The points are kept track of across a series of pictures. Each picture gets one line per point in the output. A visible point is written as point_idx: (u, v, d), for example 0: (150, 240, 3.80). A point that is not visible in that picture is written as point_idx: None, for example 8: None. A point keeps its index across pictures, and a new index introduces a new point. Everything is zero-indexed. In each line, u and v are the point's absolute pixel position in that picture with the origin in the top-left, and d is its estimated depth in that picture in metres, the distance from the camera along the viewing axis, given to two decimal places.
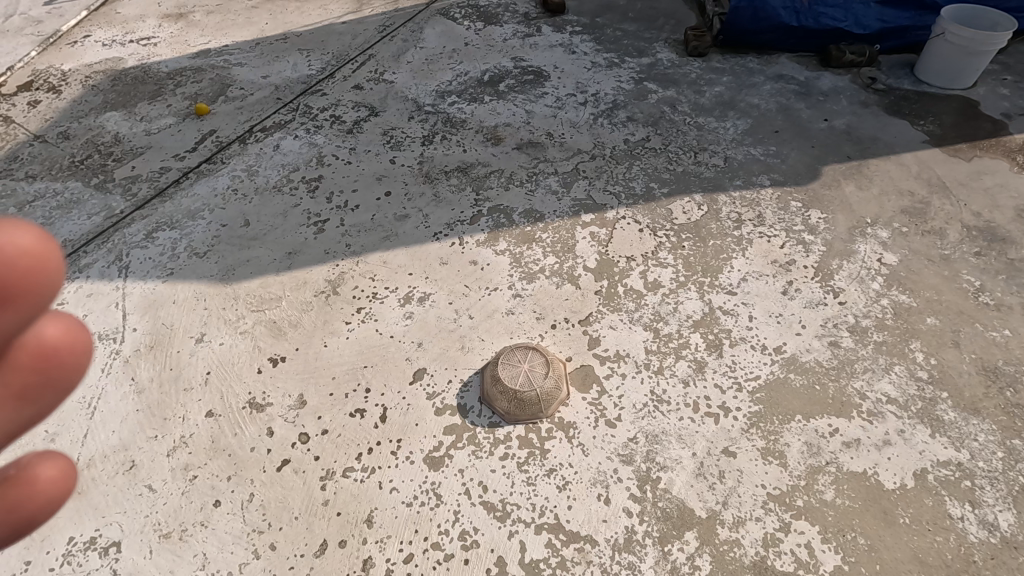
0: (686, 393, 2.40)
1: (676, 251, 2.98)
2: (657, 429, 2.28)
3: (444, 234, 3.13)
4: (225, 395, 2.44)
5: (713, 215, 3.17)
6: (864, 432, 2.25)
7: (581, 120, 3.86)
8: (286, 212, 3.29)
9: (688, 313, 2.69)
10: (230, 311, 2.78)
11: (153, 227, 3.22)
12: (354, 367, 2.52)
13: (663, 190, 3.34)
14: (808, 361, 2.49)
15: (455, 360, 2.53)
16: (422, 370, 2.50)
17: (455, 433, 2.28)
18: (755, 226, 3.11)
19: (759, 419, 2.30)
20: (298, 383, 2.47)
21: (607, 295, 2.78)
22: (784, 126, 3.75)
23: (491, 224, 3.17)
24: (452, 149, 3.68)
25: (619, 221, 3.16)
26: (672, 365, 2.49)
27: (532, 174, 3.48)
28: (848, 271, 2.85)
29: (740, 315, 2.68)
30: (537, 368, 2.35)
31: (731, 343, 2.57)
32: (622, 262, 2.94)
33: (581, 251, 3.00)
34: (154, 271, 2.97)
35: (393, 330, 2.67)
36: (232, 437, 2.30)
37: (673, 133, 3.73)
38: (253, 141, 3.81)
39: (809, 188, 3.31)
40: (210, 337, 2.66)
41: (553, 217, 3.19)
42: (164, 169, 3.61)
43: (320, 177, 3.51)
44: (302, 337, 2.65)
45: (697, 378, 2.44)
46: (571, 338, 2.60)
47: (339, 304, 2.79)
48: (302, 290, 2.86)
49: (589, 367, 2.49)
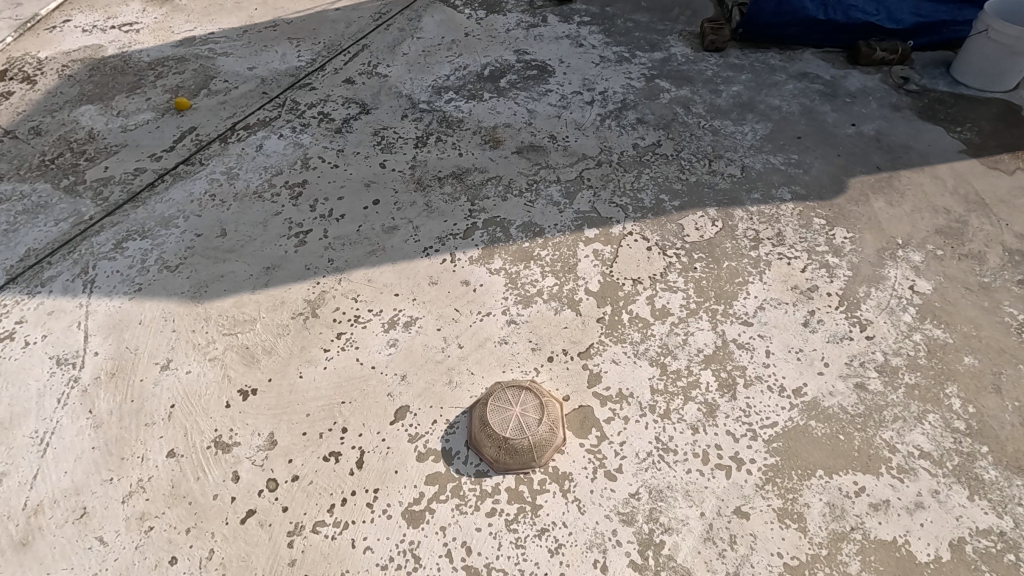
0: (695, 441, 2.17)
1: (687, 273, 2.73)
2: (661, 483, 2.05)
3: (434, 249, 2.88)
4: (189, 433, 2.23)
5: (729, 233, 2.91)
6: (894, 492, 2.01)
7: (587, 122, 3.58)
8: (265, 221, 3.06)
9: (698, 347, 2.45)
10: (200, 334, 2.56)
11: (123, 236, 2.99)
12: (331, 403, 2.30)
13: (674, 203, 3.07)
14: (831, 406, 2.24)
15: (441, 398, 2.31)
16: (404, 408, 2.28)
17: (438, 484, 2.07)
18: (774, 246, 2.84)
19: (776, 473, 2.07)
20: (269, 421, 2.25)
21: (610, 324, 2.54)
22: (807, 132, 3.45)
23: (486, 239, 2.92)
24: (447, 152, 3.41)
25: (625, 237, 2.90)
26: (680, 408, 2.26)
27: (532, 182, 3.21)
28: (876, 300, 2.59)
29: (756, 349, 2.43)
30: (529, 413, 2.13)
31: (746, 383, 2.33)
32: (628, 285, 2.69)
33: (583, 272, 2.75)
34: (121, 286, 2.75)
35: (375, 360, 2.44)
36: (194, 482, 2.09)
37: (686, 138, 3.44)
38: (234, 139, 3.55)
39: (833, 203, 3.04)
40: (177, 364, 2.45)
41: (554, 232, 2.94)
42: (138, 171, 3.37)
43: (304, 181, 3.26)
44: (276, 366, 2.43)
45: (708, 424, 2.21)
46: (569, 374, 2.37)
47: (318, 329, 2.56)
48: (278, 312, 2.64)
49: (588, 408, 2.26)
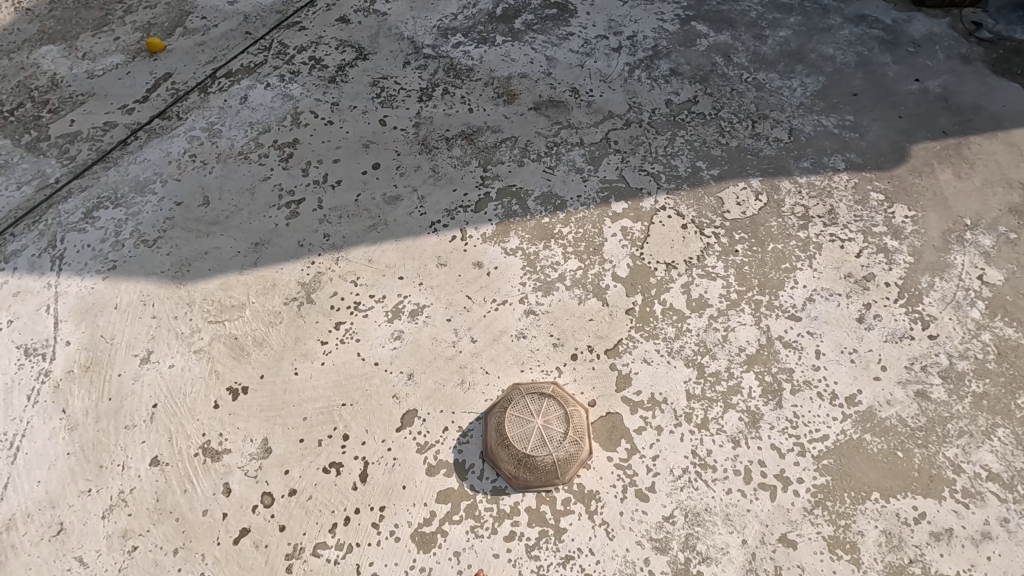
0: (736, 455, 1.95)
1: (727, 257, 2.43)
2: (698, 505, 1.85)
3: (442, 225, 2.57)
4: (174, 437, 2.01)
5: (774, 209, 2.57)
6: (959, 520, 1.81)
7: (613, 72, 3.14)
8: (252, 187, 2.72)
9: (740, 345, 2.19)
10: (183, 321, 2.30)
11: (93, 203, 2.67)
12: (330, 406, 2.07)
13: (712, 172, 2.72)
14: (889, 418, 2.01)
15: (452, 401, 2.07)
16: (412, 412, 2.05)
17: (451, 502, 1.87)
18: (826, 225, 2.52)
19: (826, 496, 1.87)
20: (263, 425, 2.03)
21: (640, 315, 2.26)
22: (864, 88, 3.03)
23: (500, 212, 2.60)
24: (455, 107, 3.02)
25: (657, 213, 2.58)
26: (719, 417, 2.02)
27: (552, 145, 2.84)
28: (941, 291, 2.31)
29: (804, 349, 2.17)
30: (553, 426, 1.90)
31: (793, 389, 2.08)
32: (660, 270, 2.39)
33: (611, 254, 2.45)
34: (93, 264, 2.46)
35: (378, 355, 2.19)
36: (181, 495, 1.89)
37: (726, 94, 3.03)
38: (215, 89, 3.14)
39: (893, 174, 2.68)
40: (158, 357, 2.20)
41: (576, 206, 2.61)
42: (108, 125, 2.99)
43: (295, 140, 2.89)
44: (269, 360, 2.19)
45: (750, 436, 1.98)
46: (595, 375, 2.12)
47: (314, 318, 2.30)
48: (269, 297, 2.36)
49: (617, 415, 2.03)
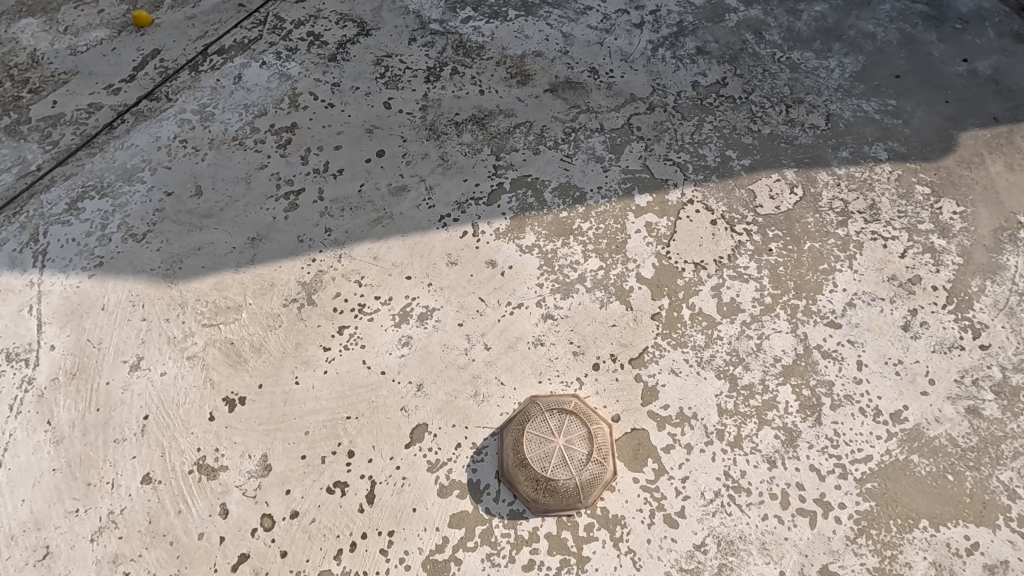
0: (772, 477, 1.80)
1: (760, 257, 2.25)
2: (732, 533, 1.72)
3: (452, 219, 2.39)
4: (167, 453, 1.87)
5: (811, 204, 2.38)
6: (1014, 551, 1.68)
7: (635, 50, 2.91)
8: (248, 177, 2.53)
9: (774, 355, 2.03)
10: (175, 324, 2.14)
11: (78, 193, 2.49)
12: (334, 419, 1.93)
13: (743, 161, 2.52)
14: (937, 438, 1.86)
15: (465, 415, 1.93)
16: (422, 427, 1.91)
17: (465, 526, 1.74)
18: (867, 221, 2.33)
19: (870, 523, 1.73)
20: (262, 440, 1.89)
21: (667, 321, 2.10)
22: (907, 68, 2.79)
23: (515, 206, 2.42)
24: (465, 89, 2.80)
25: (684, 208, 2.39)
26: (752, 435, 1.88)
27: (570, 131, 2.64)
28: (993, 296, 2.13)
29: (845, 360, 2.01)
30: (575, 447, 1.75)
31: (833, 404, 1.93)
32: (688, 271, 2.22)
33: (634, 252, 2.27)
34: (78, 260, 2.30)
35: (385, 364, 2.04)
36: (175, 517, 1.77)
37: (758, 75, 2.80)
38: (206, 67, 2.92)
39: (940, 165, 2.47)
40: (149, 363, 2.05)
41: (597, 199, 2.43)
42: (92, 107, 2.78)
43: (294, 125, 2.69)
44: (267, 368, 2.04)
45: (787, 456, 1.84)
46: (619, 387, 1.97)
47: (316, 321, 2.14)
48: (267, 297, 2.20)
49: (644, 432, 1.88)
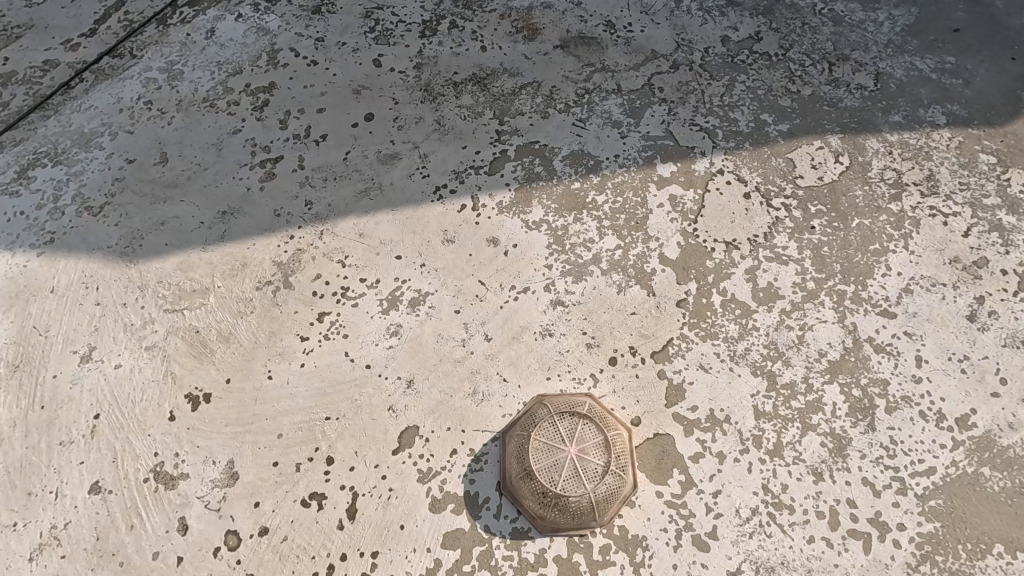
0: (818, 492, 1.55)
1: (801, 236, 1.97)
2: (772, 558, 1.47)
3: (449, 192, 2.10)
4: (120, 458, 1.63)
5: (859, 175, 2.08)
6: None
7: (656, 1, 2.58)
8: (219, 142, 2.25)
9: (819, 349, 1.76)
10: (132, 309, 1.88)
11: (28, 160, 2.21)
12: (311, 421, 1.68)
13: (780, 127, 2.21)
14: (1012, 447, 1.59)
15: (462, 417, 1.68)
16: (412, 430, 1.66)
17: (461, 547, 1.50)
18: (924, 195, 2.03)
19: (935, 548, 1.48)
20: (228, 444, 1.65)
21: (694, 309, 1.84)
22: (968, 20, 2.45)
23: (520, 176, 2.13)
24: (464, 45, 2.48)
25: (713, 179, 2.10)
26: (795, 442, 1.62)
27: (583, 91, 2.33)
28: None
29: (902, 355, 1.73)
30: (589, 458, 1.49)
31: (888, 406, 1.66)
32: (718, 251, 1.95)
33: (657, 230, 1.99)
34: (26, 236, 2.03)
35: (370, 356, 1.78)
36: (126, 533, 1.53)
37: (797, 29, 2.47)
38: (176, 20, 2.61)
39: (1007, 131, 2.16)
40: (102, 354, 1.80)
41: (613, 169, 2.13)
42: (48, 65, 2.48)
43: (272, 84, 2.39)
44: (237, 361, 1.78)
45: (836, 467, 1.58)
46: (639, 385, 1.71)
47: (292, 307, 1.88)
48: (238, 279, 1.93)
49: (668, 437, 1.63)
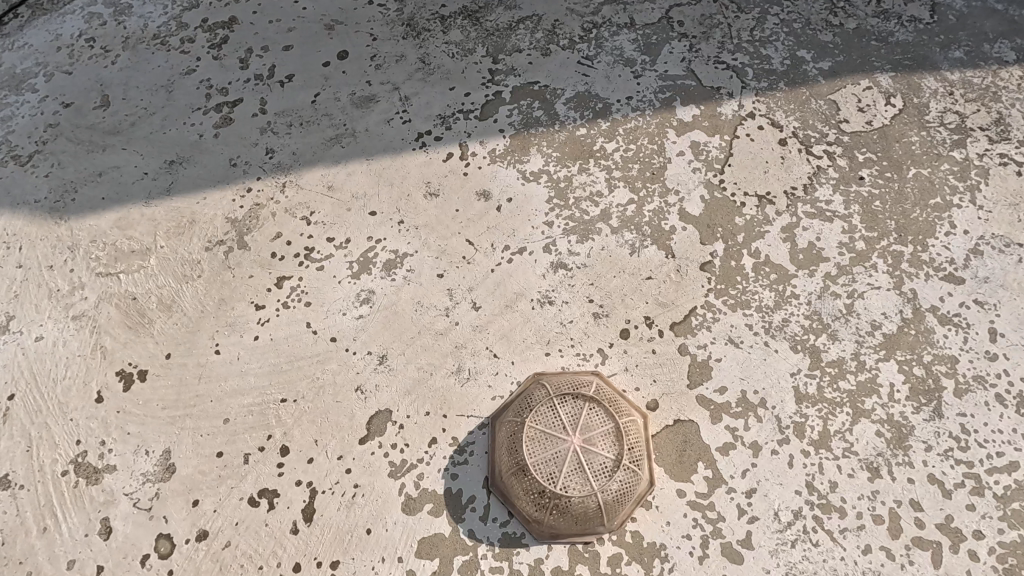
0: (875, 492, 1.27)
1: (847, 188, 1.67)
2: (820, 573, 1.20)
3: (433, 138, 1.80)
4: (35, 446, 1.37)
5: (914, 119, 1.77)
6: None
7: None
8: (169, 83, 1.95)
9: (872, 320, 1.47)
10: (60, 272, 1.60)
11: None
12: (264, 403, 1.41)
13: (821, 65, 1.89)
14: None
15: (444, 399, 1.40)
16: (383, 415, 1.39)
17: (440, 557, 1.23)
18: (993, 141, 1.72)
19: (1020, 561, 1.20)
20: (164, 430, 1.38)
21: (721, 274, 1.55)
22: None
23: (516, 121, 1.82)
24: None
25: (742, 124, 1.79)
26: (845, 431, 1.34)
27: (590, 26, 2.01)
28: None
29: (972, 327, 1.44)
30: (597, 452, 1.21)
31: (957, 388, 1.38)
32: (749, 206, 1.65)
33: (677, 182, 1.70)
34: None
35: (336, 328, 1.50)
36: (38, 536, 1.27)
37: None
38: None
39: None
40: (22, 325, 1.52)
41: (625, 112, 1.83)
42: None
43: (232, 19, 2.08)
44: (179, 332, 1.51)
45: (896, 462, 1.30)
46: (656, 363, 1.44)
47: (247, 270, 1.59)
48: (184, 238, 1.65)
49: (691, 425, 1.36)
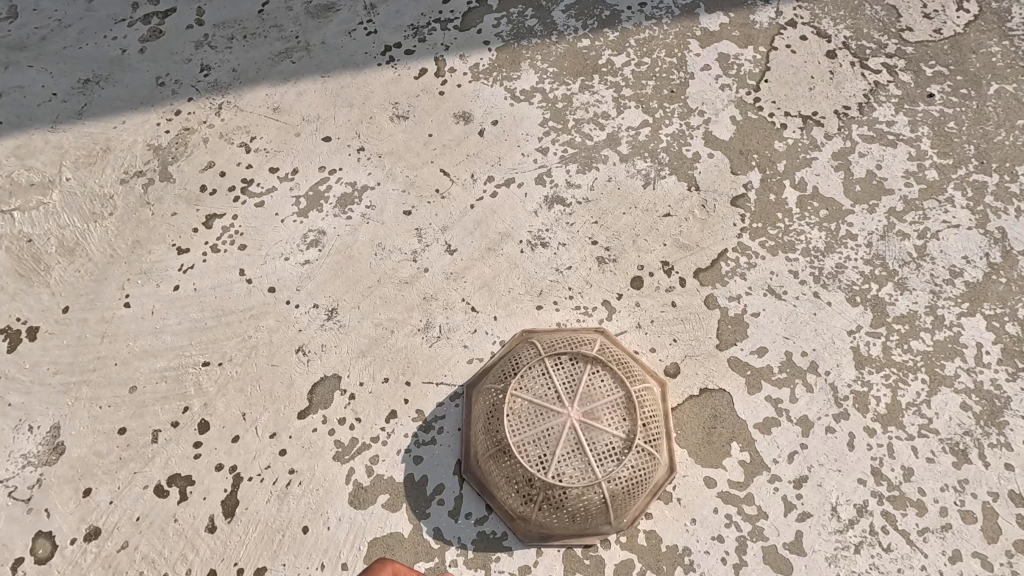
0: (963, 482, 0.98)
1: (913, 108, 1.34)
2: None
3: (403, 51, 1.47)
4: None
5: (995, 25, 1.43)
6: None
7: None
8: None
9: (949, 266, 1.16)
10: None
11: None
12: (181, 368, 1.12)
13: None
14: None
15: (408, 363, 1.11)
16: (330, 384, 1.09)
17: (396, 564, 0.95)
18: None
19: None
20: (55, 401, 1.09)
21: (757, 210, 1.24)
22: None
23: (505, 31, 1.49)
24: None
25: (781, 33, 1.46)
26: (921, 403, 1.04)
27: None
28: None
29: None
30: (602, 428, 0.91)
31: None
32: (791, 130, 1.33)
33: (701, 101, 1.37)
34: None
35: (276, 276, 1.20)
36: None
37: None
38: None
39: None
40: None
41: (638, 21, 1.49)
42: None
43: None
44: (81, 282, 1.21)
45: (989, 443, 1.00)
46: (676, 319, 1.13)
47: (169, 206, 1.29)
48: (95, 169, 1.34)
49: (721, 395, 1.06)
